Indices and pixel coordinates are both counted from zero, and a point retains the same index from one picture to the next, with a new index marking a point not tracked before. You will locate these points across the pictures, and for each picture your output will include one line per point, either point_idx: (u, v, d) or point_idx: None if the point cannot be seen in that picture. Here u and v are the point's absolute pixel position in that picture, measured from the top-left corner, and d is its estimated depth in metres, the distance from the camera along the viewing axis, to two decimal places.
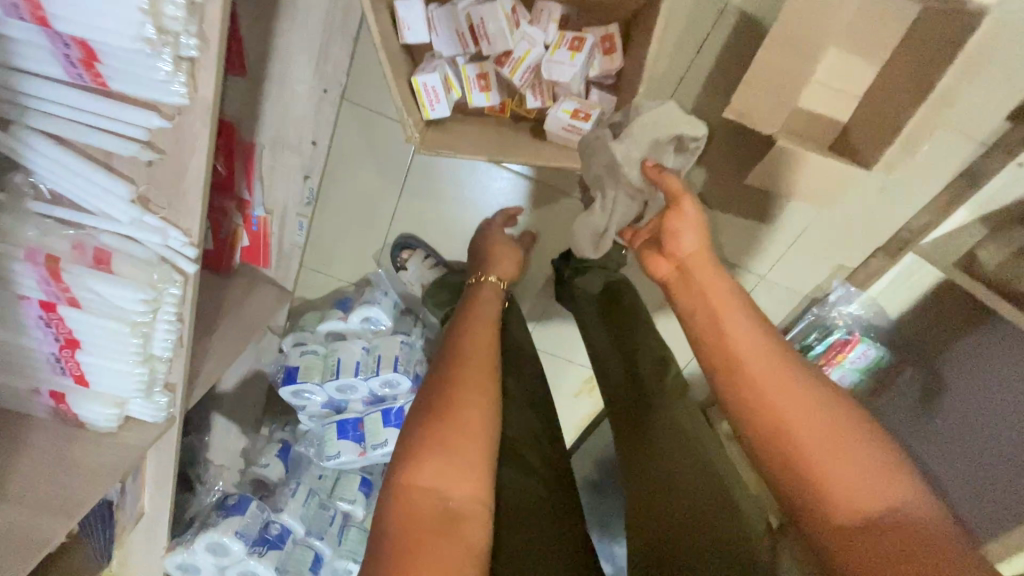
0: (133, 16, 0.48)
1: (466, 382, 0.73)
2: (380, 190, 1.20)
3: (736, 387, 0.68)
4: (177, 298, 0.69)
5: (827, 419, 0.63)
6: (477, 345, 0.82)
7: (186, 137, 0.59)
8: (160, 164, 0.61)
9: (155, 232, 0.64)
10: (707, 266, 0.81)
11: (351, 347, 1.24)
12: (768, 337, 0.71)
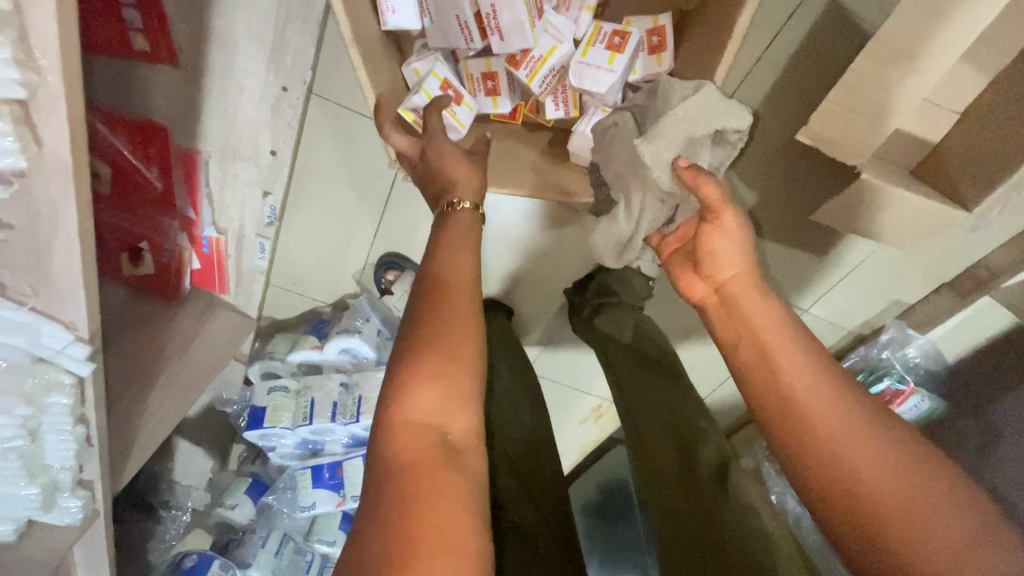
0: None
1: (440, 340, 0.52)
2: (361, 204, 0.98)
3: (791, 436, 0.55)
4: (67, 403, 0.58)
5: (904, 474, 0.51)
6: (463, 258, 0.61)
7: (42, 205, 0.44)
8: (14, 248, 0.47)
9: (22, 330, 0.51)
10: (751, 292, 0.64)
11: (327, 385, 1.06)
12: (848, 399, 0.55)
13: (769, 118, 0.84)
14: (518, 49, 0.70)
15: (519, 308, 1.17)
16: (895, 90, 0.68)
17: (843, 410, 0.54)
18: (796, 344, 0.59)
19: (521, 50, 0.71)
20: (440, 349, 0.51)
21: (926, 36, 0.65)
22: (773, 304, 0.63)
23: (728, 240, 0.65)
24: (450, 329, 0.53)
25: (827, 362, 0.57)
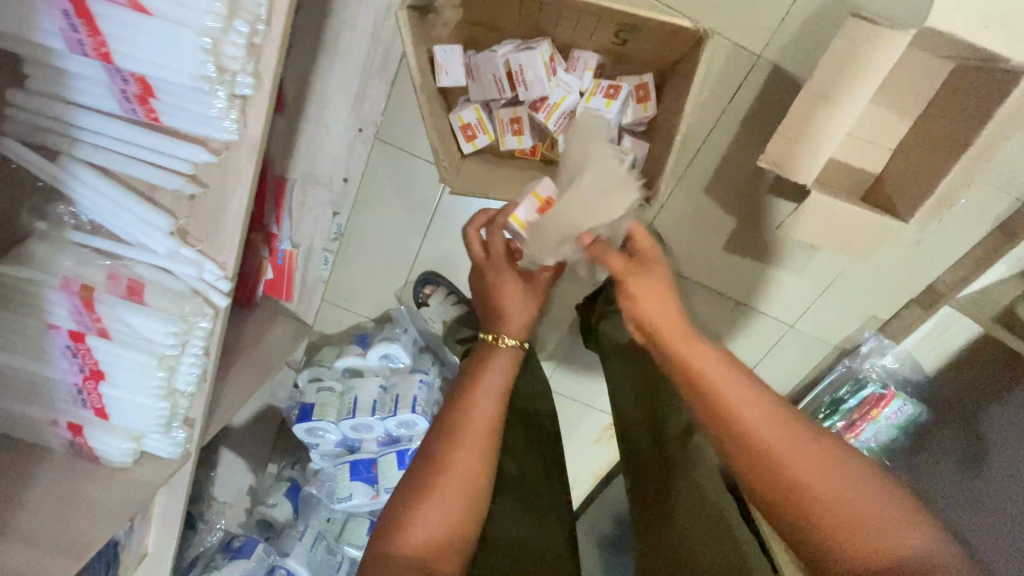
0: (194, 55, 0.49)
1: (438, 489, 0.72)
2: (407, 227, 1.19)
3: (736, 444, 0.62)
4: (206, 332, 0.68)
5: (829, 465, 0.59)
6: (477, 415, 0.79)
7: (232, 171, 0.59)
8: (203, 199, 0.60)
9: (190, 264, 0.63)
10: (671, 321, 0.70)
11: (369, 385, 1.21)
12: (774, 406, 0.63)
13: (738, 154, 1.05)
14: (538, 97, 0.94)
15: (537, 325, 1.33)
16: (835, 122, 0.88)
17: (777, 426, 0.62)
18: (730, 371, 0.65)
19: (539, 98, 0.95)
20: (453, 469, 0.75)
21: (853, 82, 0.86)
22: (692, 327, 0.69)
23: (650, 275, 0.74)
24: (466, 454, 0.76)
25: (748, 374, 0.65)
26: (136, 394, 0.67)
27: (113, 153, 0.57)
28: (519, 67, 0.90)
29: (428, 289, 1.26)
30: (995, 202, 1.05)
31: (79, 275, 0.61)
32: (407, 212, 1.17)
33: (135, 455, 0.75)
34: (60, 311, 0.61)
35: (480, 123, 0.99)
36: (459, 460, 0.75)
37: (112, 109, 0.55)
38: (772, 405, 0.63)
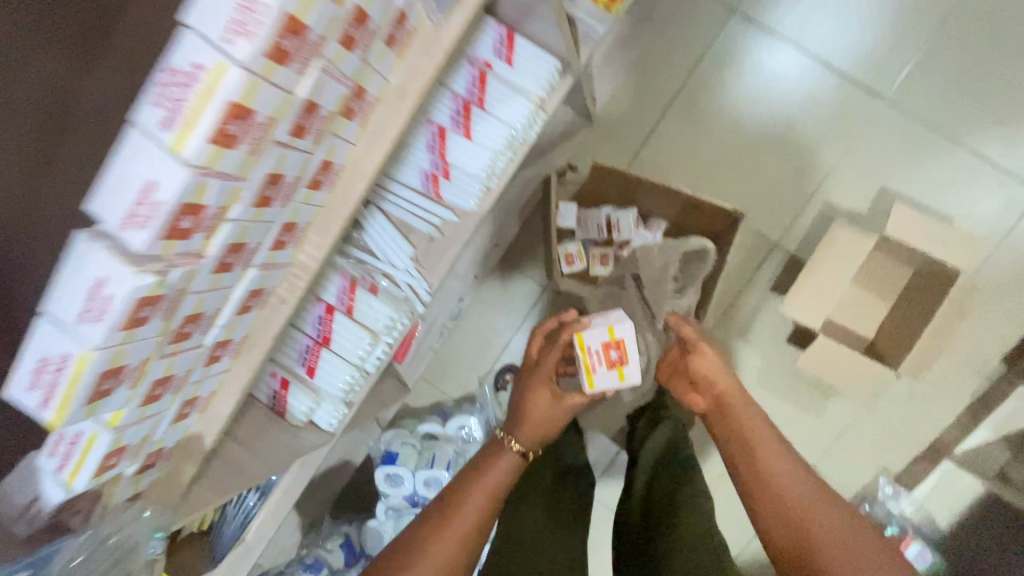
0: (482, 163, 0.93)
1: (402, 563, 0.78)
2: (504, 324, 1.55)
3: (765, 493, 0.84)
4: (403, 328, 1.00)
5: (833, 521, 0.79)
6: (458, 506, 0.85)
7: (460, 229, 1.00)
8: (435, 242, 1.02)
9: (413, 278, 1.02)
10: (736, 402, 0.97)
11: (446, 447, 1.45)
12: (805, 476, 0.85)
13: (764, 307, 1.42)
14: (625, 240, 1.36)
15: (591, 428, 1.56)
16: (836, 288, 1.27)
17: (798, 484, 0.84)
18: (775, 448, 0.89)
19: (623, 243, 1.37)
20: (438, 547, 0.80)
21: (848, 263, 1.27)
22: (752, 410, 0.95)
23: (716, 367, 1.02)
24: (448, 543, 0.80)
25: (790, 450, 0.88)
26: (345, 359, 0.97)
27: (400, 208, 1.00)
28: (616, 220, 1.34)
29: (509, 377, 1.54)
30: (970, 376, 1.35)
31: (350, 270, 0.96)
32: (509, 311, 1.55)
33: (308, 418, 1.00)
34: (331, 290, 0.96)
35: (579, 254, 1.39)
36: (446, 543, 0.80)
37: (415, 184, 0.97)
38: (801, 472, 0.86)
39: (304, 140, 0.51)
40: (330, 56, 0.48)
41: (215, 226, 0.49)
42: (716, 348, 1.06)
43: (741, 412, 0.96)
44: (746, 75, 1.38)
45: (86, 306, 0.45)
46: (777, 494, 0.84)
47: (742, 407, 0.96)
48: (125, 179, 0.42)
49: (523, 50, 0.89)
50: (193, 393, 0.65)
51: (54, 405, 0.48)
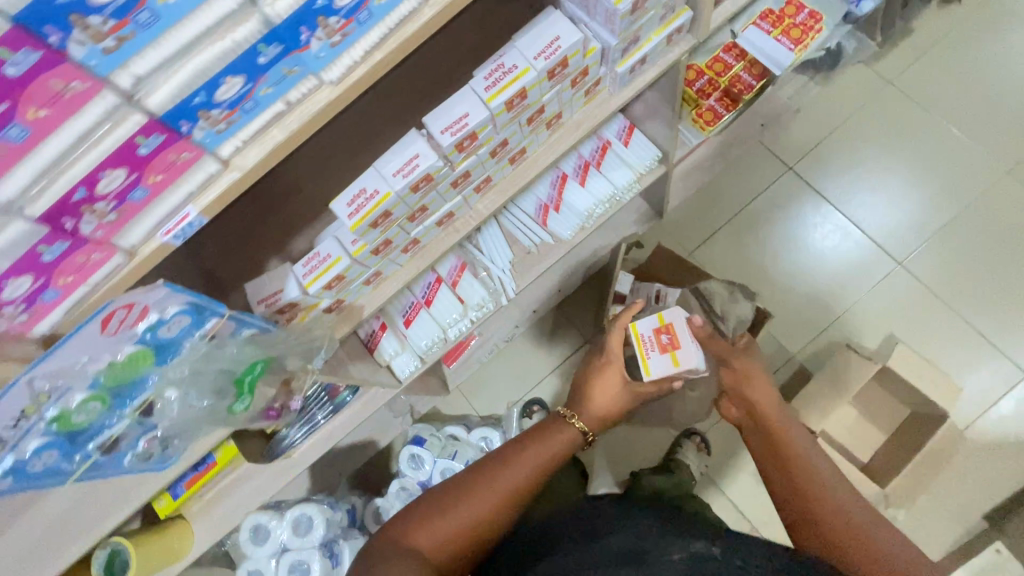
0: (586, 206, 1.24)
1: (448, 505, 0.82)
2: (545, 362, 1.77)
3: (780, 477, 0.85)
4: (487, 311, 1.27)
5: (854, 516, 0.77)
6: (503, 468, 0.87)
7: (553, 251, 1.29)
8: (530, 255, 1.29)
9: (506, 277, 1.28)
10: (767, 402, 0.98)
11: (467, 446, 1.61)
12: (833, 474, 0.83)
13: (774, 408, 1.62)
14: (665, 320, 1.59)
15: None
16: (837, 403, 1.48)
17: (825, 491, 0.81)
18: (799, 440, 0.89)
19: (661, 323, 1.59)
20: (477, 494, 0.83)
21: (853, 386, 1.48)
22: (783, 410, 0.96)
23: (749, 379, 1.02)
24: (490, 493, 0.84)
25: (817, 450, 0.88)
26: (438, 320, 1.23)
27: (512, 223, 1.28)
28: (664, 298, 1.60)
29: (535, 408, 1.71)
30: (948, 520, 1.49)
31: (462, 257, 1.25)
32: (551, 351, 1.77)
33: (391, 362, 1.22)
34: (445, 267, 1.24)
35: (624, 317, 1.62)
36: (484, 493, 0.84)
37: (529, 209, 1.27)
38: (829, 467, 0.85)
39: (531, 124, 0.78)
40: (576, 79, 0.76)
41: (473, 156, 0.74)
42: (752, 360, 1.05)
43: (775, 419, 0.94)
44: (791, 221, 1.72)
45: (397, 171, 0.68)
46: (786, 494, 0.83)
47: (776, 417, 0.94)
48: (452, 109, 0.68)
49: (637, 138, 1.22)
50: (382, 268, 0.83)
51: (356, 217, 0.68)
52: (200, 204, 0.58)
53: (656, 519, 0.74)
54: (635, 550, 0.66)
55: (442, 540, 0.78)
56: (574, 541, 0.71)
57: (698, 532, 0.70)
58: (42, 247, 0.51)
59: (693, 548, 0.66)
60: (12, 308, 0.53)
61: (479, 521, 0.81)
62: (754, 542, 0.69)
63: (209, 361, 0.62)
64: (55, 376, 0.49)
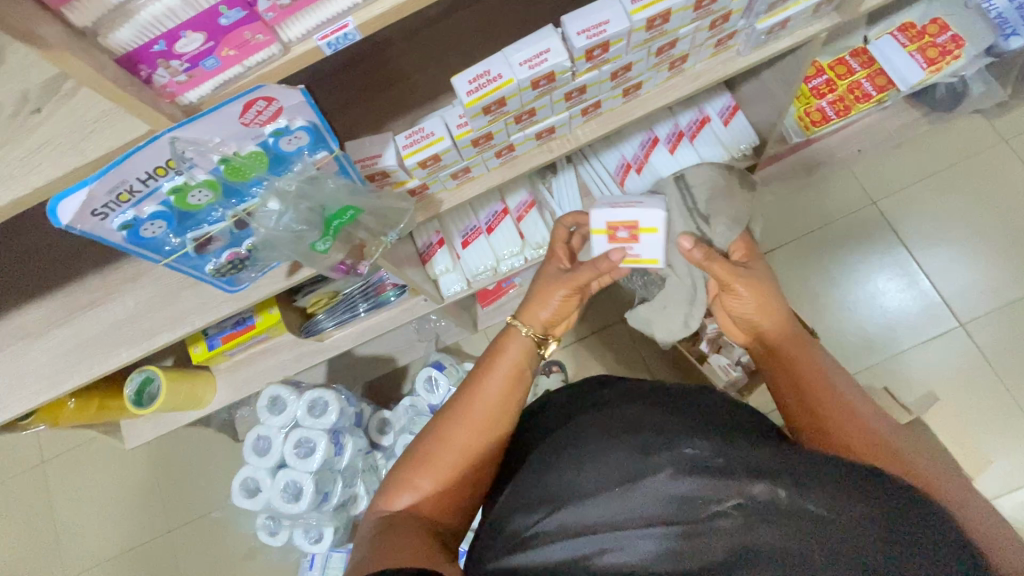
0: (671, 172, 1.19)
1: (435, 459, 0.75)
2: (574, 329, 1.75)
3: (789, 389, 0.84)
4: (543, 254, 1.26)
5: (856, 413, 0.79)
6: (477, 399, 0.78)
7: None
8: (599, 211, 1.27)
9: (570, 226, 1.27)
10: (784, 334, 0.88)
11: None
12: (831, 376, 0.84)
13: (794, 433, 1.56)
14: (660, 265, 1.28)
15: None
16: None
17: (866, 431, 0.76)
18: (811, 358, 0.86)
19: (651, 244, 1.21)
20: (464, 449, 0.75)
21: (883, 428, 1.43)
22: (793, 335, 0.88)
23: (762, 298, 0.90)
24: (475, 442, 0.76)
25: (818, 357, 0.89)
26: (494, 249, 1.23)
27: (588, 176, 1.26)
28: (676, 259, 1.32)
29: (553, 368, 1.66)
30: None
31: (534, 195, 1.26)
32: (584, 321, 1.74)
33: (440, 275, 1.24)
34: (515, 200, 1.25)
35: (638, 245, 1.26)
36: (470, 447, 0.75)
37: (609, 166, 1.24)
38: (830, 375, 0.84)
39: (658, 56, 0.77)
40: (716, 22, 0.75)
41: (595, 70, 0.74)
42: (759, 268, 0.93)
43: (795, 350, 0.88)
44: (860, 258, 1.68)
45: (525, 62, 0.68)
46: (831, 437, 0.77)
47: (794, 346, 0.88)
48: (596, 12, 0.67)
49: (739, 120, 1.18)
50: (473, 166, 0.85)
51: (474, 95, 0.69)
52: (364, 19, 0.50)
53: (701, 442, 0.62)
54: (681, 494, 0.56)
55: (449, 490, 0.74)
56: (603, 474, 0.61)
57: (753, 462, 0.59)
58: (218, 9, 0.44)
59: (752, 493, 0.55)
60: (173, 64, 0.46)
61: (477, 472, 0.76)
62: (822, 471, 0.58)
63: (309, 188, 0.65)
64: (190, 147, 0.51)
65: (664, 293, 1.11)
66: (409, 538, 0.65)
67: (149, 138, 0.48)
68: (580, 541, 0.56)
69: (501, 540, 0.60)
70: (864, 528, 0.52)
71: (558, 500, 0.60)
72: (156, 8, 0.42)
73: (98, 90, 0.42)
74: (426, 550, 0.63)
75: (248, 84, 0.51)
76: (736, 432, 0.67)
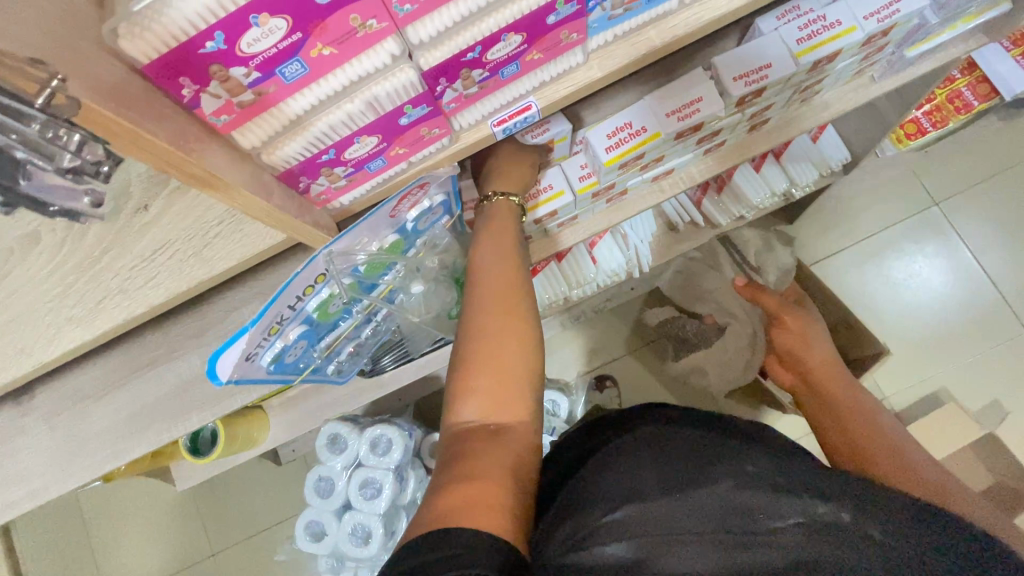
0: (757, 191, 1.11)
1: (484, 359, 0.51)
2: None
3: (819, 405, 0.81)
4: (615, 279, 1.18)
5: (874, 424, 0.72)
6: (494, 271, 0.55)
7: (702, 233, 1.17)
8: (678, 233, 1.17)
9: (643, 248, 1.16)
10: (830, 373, 0.86)
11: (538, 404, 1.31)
12: (875, 403, 0.77)
13: None
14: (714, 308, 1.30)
15: None
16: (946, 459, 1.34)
17: (883, 435, 0.69)
18: (847, 384, 0.82)
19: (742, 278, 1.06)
20: (490, 359, 0.51)
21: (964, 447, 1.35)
22: (839, 369, 0.87)
23: (806, 336, 0.93)
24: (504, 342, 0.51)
25: (867, 390, 0.80)
26: (565, 279, 1.16)
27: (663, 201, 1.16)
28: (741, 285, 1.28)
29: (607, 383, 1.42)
30: None
31: None
32: (636, 333, 1.47)
33: None
34: None
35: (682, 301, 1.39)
36: (501, 351, 0.51)
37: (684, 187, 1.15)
38: (870, 402, 0.77)
39: (800, 94, 0.69)
40: (870, 55, 0.67)
41: (737, 114, 0.66)
42: (811, 317, 0.97)
43: (834, 383, 0.84)
44: (921, 256, 1.47)
45: (672, 112, 0.60)
46: (847, 449, 0.70)
47: (835, 378, 0.85)
48: (754, 55, 0.59)
49: (829, 135, 1.10)
50: (581, 214, 0.76)
51: (614, 152, 0.60)
52: (547, 100, 0.42)
53: (762, 461, 0.52)
54: (743, 508, 0.46)
55: (509, 425, 0.49)
56: (654, 481, 0.49)
57: (810, 482, 0.49)
58: (402, 109, 0.35)
59: (814, 512, 0.45)
60: (336, 171, 0.38)
61: (522, 393, 0.51)
62: (887, 494, 0.48)
63: (430, 252, 0.58)
64: (341, 258, 0.43)
65: (725, 338, 1.32)
66: (453, 493, 0.43)
67: (306, 261, 0.39)
68: (630, 547, 0.43)
69: (538, 545, 0.44)
70: (941, 558, 0.42)
71: (603, 505, 0.46)
72: (334, 116, 0.33)
73: (261, 217, 0.34)
74: (482, 516, 0.41)
75: (405, 178, 0.43)
76: (793, 456, 0.55)
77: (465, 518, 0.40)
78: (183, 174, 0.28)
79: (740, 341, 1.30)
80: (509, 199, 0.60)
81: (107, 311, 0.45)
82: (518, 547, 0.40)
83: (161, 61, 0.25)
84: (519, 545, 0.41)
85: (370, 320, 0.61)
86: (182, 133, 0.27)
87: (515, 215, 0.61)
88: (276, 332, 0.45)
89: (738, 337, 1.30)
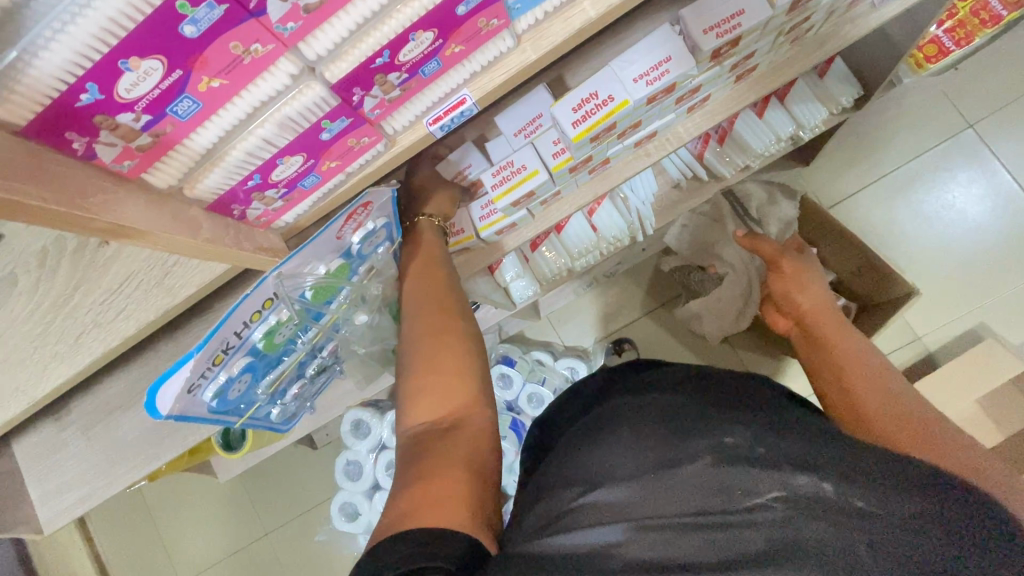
0: (763, 139, 1.04)
1: (434, 381, 0.55)
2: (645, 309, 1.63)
3: (816, 346, 0.79)
4: (616, 245, 1.12)
5: (874, 365, 0.70)
6: (429, 296, 0.61)
7: (707, 189, 1.11)
8: (679, 189, 1.11)
9: (645, 212, 1.10)
10: (828, 319, 0.82)
11: (556, 372, 1.34)
12: (870, 344, 0.75)
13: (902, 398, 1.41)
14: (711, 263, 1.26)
15: None
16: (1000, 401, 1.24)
17: (885, 385, 0.67)
18: (844, 325, 0.80)
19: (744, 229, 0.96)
20: (433, 358, 0.56)
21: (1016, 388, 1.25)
22: (838, 316, 0.83)
23: (801, 280, 0.88)
24: (442, 344, 0.57)
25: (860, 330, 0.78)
26: (566, 250, 1.10)
27: (668, 163, 1.10)
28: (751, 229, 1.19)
29: (625, 346, 1.39)
30: None
31: None
32: (652, 293, 1.43)
33: (513, 280, 1.11)
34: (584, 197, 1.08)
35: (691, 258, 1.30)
36: (444, 350, 0.57)
37: (688, 148, 1.08)
38: (867, 342, 0.75)
39: (786, 35, 0.64)
40: None
41: (714, 68, 0.61)
42: (813, 266, 0.91)
43: (828, 327, 0.81)
44: (956, 184, 1.36)
45: (640, 76, 0.56)
46: (842, 401, 0.68)
47: (831, 321, 0.82)
48: (723, 3, 0.54)
49: (838, 68, 1.01)
50: (563, 189, 0.71)
51: (582, 126, 0.57)
52: (483, 90, 0.41)
53: (743, 431, 0.50)
54: (718, 483, 0.44)
55: (457, 420, 0.53)
56: (630, 461, 0.48)
57: (794, 451, 0.47)
58: (320, 124, 0.35)
59: (795, 484, 0.43)
60: (268, 194, 0.39)
61: (466, 386, 0.55)
62: (868, 464, 0.46)
63: (373, 279, 0.62)
64: (286, 283, 0.48)
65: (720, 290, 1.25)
66: (412, 495, 0.45)
67: (257, 283, 0.42)
68: (595, 533, 0.42)
69: (510, 542, 0.45)
70: (919, 529, 0.41)
71: (575, 489, 0.47)
72: (247, 144, 0.33)
73: (189, 251, 0.36)
74: (436, 517, 0.43)
75: (348, 190, 0.44)
76: (781, 421, 0.53)
77: (427, 519, 0.43)
78: (91, 227, 0.30)
79: (735, 289, 1.22)
80: (431, 220, 0.66)
81: (93, 341, 0.47)
82: (477, 538, 0.42)
83: (39, 118, 0.26)
84: (482, 540, 0.42)
85: (317, 354, 0.65)
86: (80, 189, 0.29)
87: (440, 233, 0.67)
88: (222, 361, 0.49)
89: (736, 285, 1.22)
